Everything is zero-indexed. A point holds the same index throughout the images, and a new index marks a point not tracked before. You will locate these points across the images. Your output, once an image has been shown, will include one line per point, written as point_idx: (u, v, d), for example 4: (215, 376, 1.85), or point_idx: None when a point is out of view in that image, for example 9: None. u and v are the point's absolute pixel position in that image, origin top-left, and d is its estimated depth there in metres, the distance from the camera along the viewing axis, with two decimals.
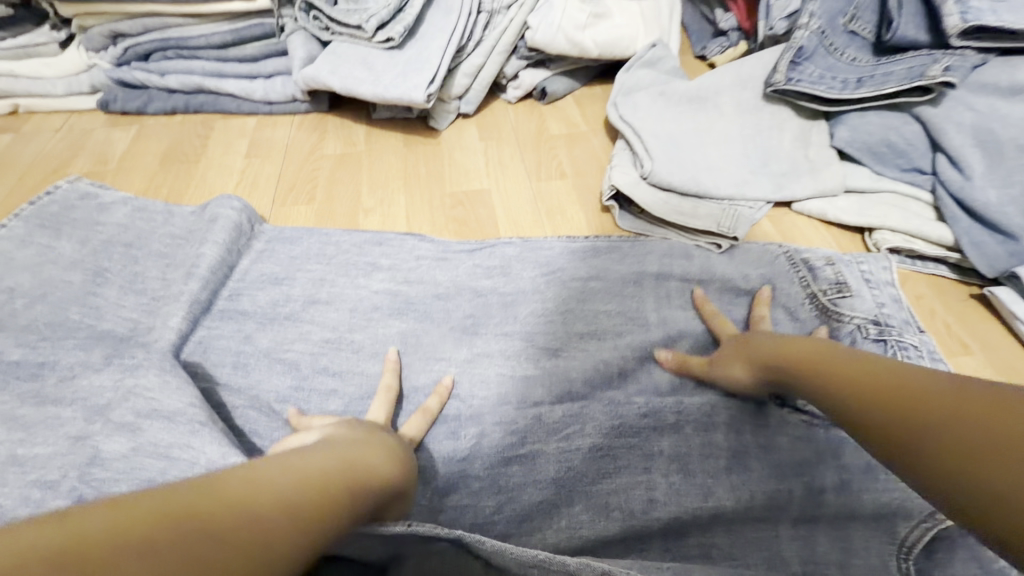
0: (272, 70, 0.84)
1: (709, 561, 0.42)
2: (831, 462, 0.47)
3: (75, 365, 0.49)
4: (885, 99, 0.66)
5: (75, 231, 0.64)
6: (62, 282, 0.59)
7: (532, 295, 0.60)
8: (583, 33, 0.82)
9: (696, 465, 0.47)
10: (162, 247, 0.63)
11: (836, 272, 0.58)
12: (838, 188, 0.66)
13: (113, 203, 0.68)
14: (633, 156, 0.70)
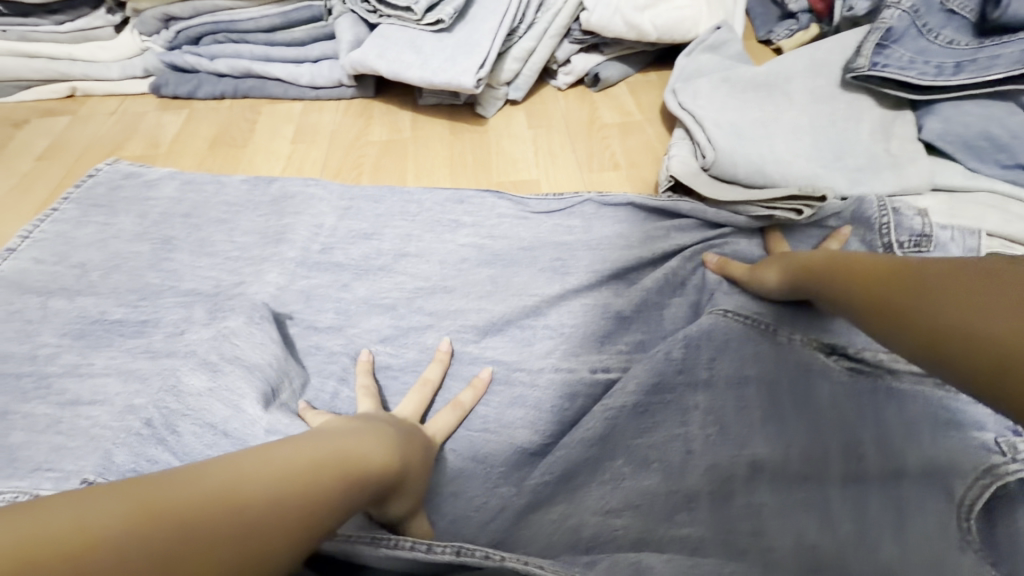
0: (318, 55, 0.83)
1: (757, 521, 0.40)
2: (873, 416, 0.43)
3: (180, 321, 0.54)
4: (988, 87, 0.59)
5: (131, 207, 0.67)
6: (131, 253, 0.62)
7: (585, 270, 0.57)
8: (642, 14, 0.77)
9: (732, 421, 0.44)
10: (217, 214, 0.66)
11: (924, 223, 0.55)
12: (925, 186, 0.59)
13: (159, 179, 0.70)
14: (695, 146, 0.64)
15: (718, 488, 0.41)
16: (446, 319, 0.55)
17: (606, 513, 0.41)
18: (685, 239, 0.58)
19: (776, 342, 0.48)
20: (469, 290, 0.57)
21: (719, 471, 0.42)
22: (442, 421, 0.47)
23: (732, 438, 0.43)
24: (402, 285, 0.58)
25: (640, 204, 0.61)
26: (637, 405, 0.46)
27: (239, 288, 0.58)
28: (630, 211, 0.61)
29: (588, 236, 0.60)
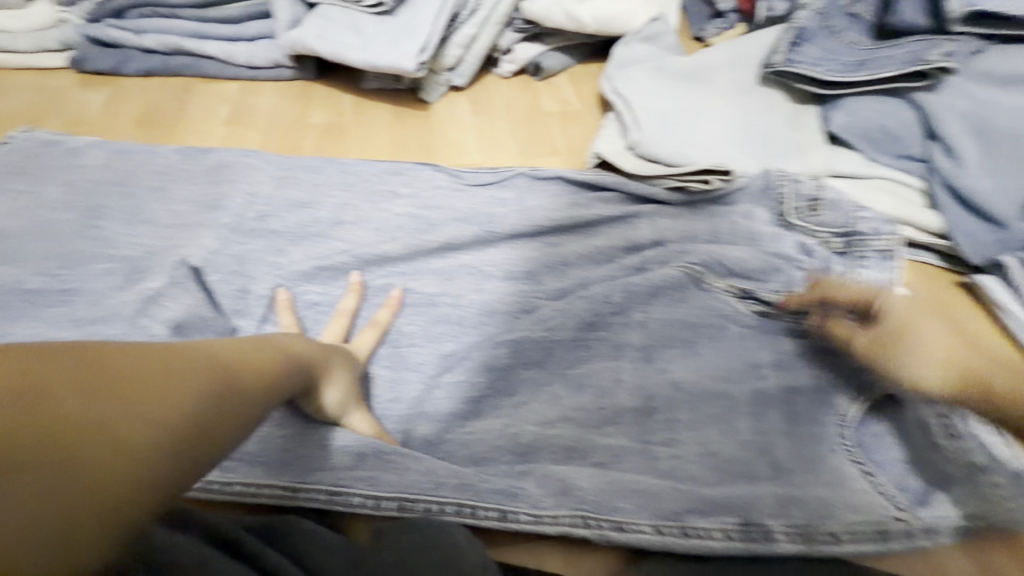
0: (256, 34, 0.80)
1: (674, 433, 0.47)
2: (768, 344, 0.52)
3: (103, 288, 0.55)
4: (881, 84, 0.65)
5: (52, 175, 0.64)
6: (55, 220, 0.60)
7: (520, 249, 0.60)
8: (581, 7, 0.80)
9: (658, 351, 0.53)
10: (153, 183, 0.64)
11: (817, 188, 0.61)
12: (824, 171, 0.66)
13: (85, 147, 0.67)
14: (621, 126, 0.71)
15: (645, 408, 0.49)
16: (375, 263, 0.59)
17: (545, 423, 0.48)
18: (616, 211, 0.62)
19: (698, 288, 0.57)
20: (400, 244, 0.59)
21: (644, 393, 0.50)
22: (366, 339, 0.53)
23: (657, 365, 0.52)
24: (344, 254, 0.59)
25: (568, 181, 0.65)
26: (575, 339, 0.53)
27: (172, 250, 0.58)
28: (563, 186, 0.65)
29: (525, 208, 0.63)
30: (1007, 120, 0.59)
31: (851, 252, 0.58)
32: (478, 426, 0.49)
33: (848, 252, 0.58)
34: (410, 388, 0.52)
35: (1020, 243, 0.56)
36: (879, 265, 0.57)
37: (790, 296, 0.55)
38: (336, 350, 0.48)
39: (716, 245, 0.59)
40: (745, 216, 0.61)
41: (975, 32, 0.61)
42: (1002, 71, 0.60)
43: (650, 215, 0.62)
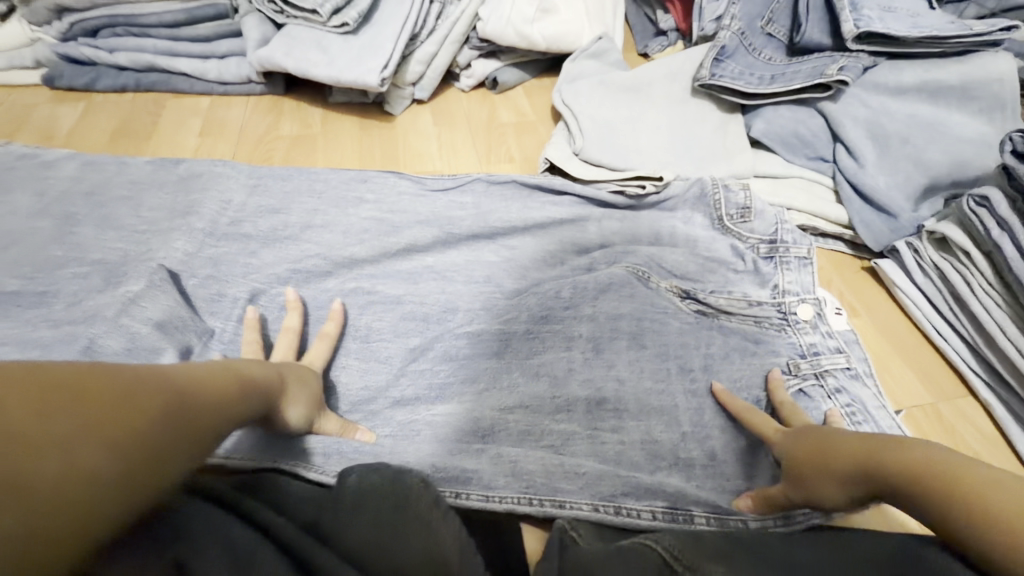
0: (226, 51, 0.85)
1: (620, 415, 0.53)
2: (699, 351, 0.57)
3: (79, 291, 0.58)
4: (793, 94, 0.74)
5: (28, 185, 0.67)
6: (29, 229, 0.63)
7: (481, 254, 0.65)
8: (531, 26, 0.87)
9: (606, 344, 0.57)
10: (122, 192, 0.68)
11: (746, 197, 0.66)
12: (749, 172, 0.74)
13: (58, 159, 0.70)
14: (569, 135, 0.78)
15: (594, 399, 0.53)
16: (345, 268, 0.63)
17: (502, 409, 0.53)
18: (563, 212, 0.68)
19: (648, 285, 0.61)
20: (366, 246, 0.64)
21: (593, 385, 0.54)
22: (319, 353, 0.54)
23: (604, 358, 0.56)
24: (316, 262, 0.63)
25: (522, 184, 0.71)
26: (528, 332, 0.58)
27: (147, 257, 0.61)
28: (518, 189, 0.71)
29: (481, 210, 0.68)
30: (895, 124, 0.69)
31: (776, 257, 0.63)
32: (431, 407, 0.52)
33: (773, 256, 0.63)
34: (377, 378, 0.56)
35: (909, 229, 0.65)
36: (802, 268, 0.62)
37: (725, 297, 0.61)
38: (287, 375, 0.46)
39: (659, 249, 0.64)
40: (684, 224, 0.67)
41: (867, 50, 0.71)
42: (893, 83, 0.70)
43: (599, 220, 0.68)
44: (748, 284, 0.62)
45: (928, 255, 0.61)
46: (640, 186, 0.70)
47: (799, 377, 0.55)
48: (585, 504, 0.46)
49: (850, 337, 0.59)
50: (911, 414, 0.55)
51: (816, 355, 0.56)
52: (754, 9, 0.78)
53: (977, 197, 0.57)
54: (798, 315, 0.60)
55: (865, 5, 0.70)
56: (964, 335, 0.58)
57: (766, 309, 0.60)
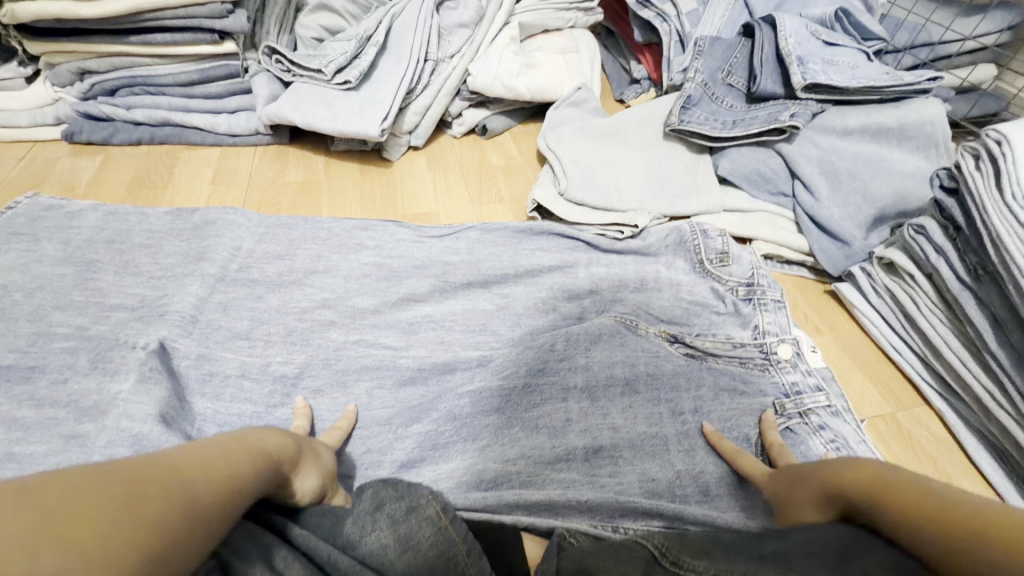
0: (236, 106, 0.92)
1: (616, 451, 0.56)
2: (690, 393, 0.60)
3: (63, 368, 0.57)
4: (753, 137, 0.82)
5: (53, 235, 0.72)
6: (55, 275, 0.67)
7: (478, 306, 0.68)
8: (516, 79, 0.95)
9: (601, 392, 0.60)
10: (142, 240, 0.73)
11: (723, 242, 0.74)
12: (718, 206, 0.82)
13: (82, 210, 0.76)
14: (553, 176, 0.85)
15: (591, 448, 0.55)
16: (349, 318, 0.66)
17: (505, 461, 0.54)
18: (551, 258, 0.74)
19: (638, 334, 0.65)
20: (370, 297, 0.68)
21: (590, 434, 0.57)
22: (333, 438, 0.54)
23: (600, 406, 0.59)
24: (319, 316, 0.66)
25: (513, 230, 0.77)
26: (526, 385, 0.60)
27: (160, 305, 0.64)
28: (509, 234, 0.77)
29: (475, 255, 0.74)
30: (844, 161, 0.77)
31: (754, 298, 0.69)
32: (441, 429, 0.57)
33: (751, 297, 0.69)
34: (379, 442, 0.57)
35: (861, 255, 0.73)
36: (776, 307, 0.68)
37: (710, 340, 0.65)
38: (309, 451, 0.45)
39: (644, 304, 0.68)
40: (669, 270, 0.73)
41: (814, 97, 0.80)
42: (838, 125, 0.79)
43: (587, 265, 0.73)
44: (731, 326, 0.67)
45: (879, 279, 0.68)
46: (618, 232, 0.78)
47: (786, 416, 0.58)
48: (584, 522, 0.50)
49: (825, 373, 0.63)
50: (872, 423, 0.61)
51: (797, 394, 0.60)
52: (714, 63, 0.88)
53: (915, 226, 0.64)
54: (779, 354, 0.64)
55: (810, 59, 0.80)
56: (915, 349, 0.65)
57: (749, 349, 0.64)
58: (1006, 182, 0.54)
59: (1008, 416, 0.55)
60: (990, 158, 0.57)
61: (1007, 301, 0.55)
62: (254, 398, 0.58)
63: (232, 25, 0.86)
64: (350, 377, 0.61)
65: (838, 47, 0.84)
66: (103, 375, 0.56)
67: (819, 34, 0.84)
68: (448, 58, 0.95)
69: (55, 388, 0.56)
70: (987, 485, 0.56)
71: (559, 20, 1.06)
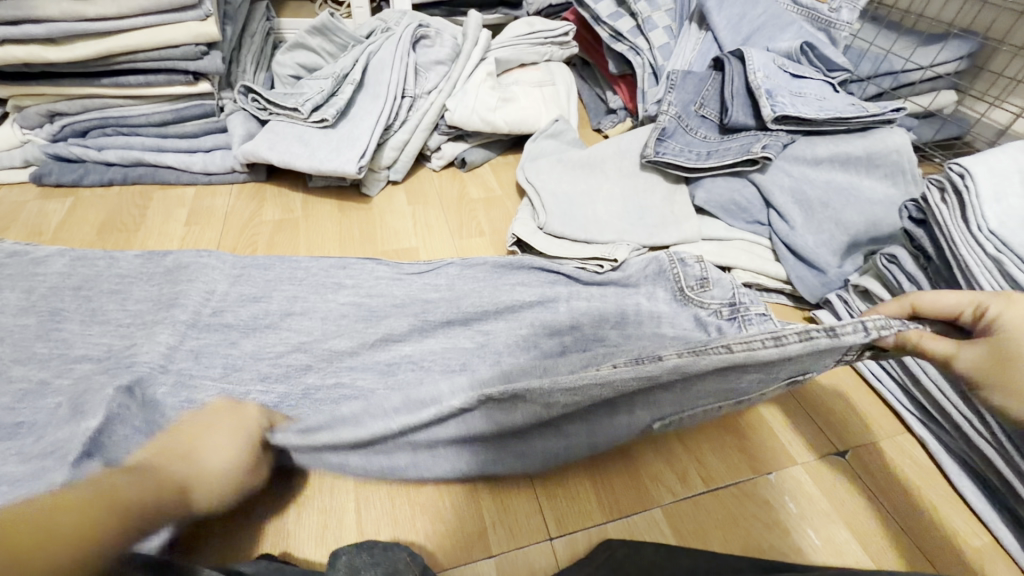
0: (211, 145, 0.91)
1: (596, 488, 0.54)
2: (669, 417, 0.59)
3: (24, 428, 0.55)
4: (728, 168, 0.83)
5: (18, 282, 0.70)
6: (16, 326, 0.65)
7: (457, 345, 0.67)
8: (494, 113, 0.96)
9: None
10: (110, 285, 0.71)
11: (702, 268, 0.73)
12: (696, 236, 0.83)
13: (49, 256, 0.74)
14: (533, 209, 0.85)
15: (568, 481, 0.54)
16: (326, 361, 0.64)
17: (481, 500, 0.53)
18: (531, 294, 0.73)
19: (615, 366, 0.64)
20: (348, 338, 0.67)
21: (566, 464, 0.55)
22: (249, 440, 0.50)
23: None
24: (295, 362, 0.64)
25: (494, 265, 0.77)
26: None
27: (129, 356, 0.62)
28: (489, 270, 0.77)
29: (456, 291, 0.74)
30: (816, 190, 0.79)
31: (738, 319, 0.68)
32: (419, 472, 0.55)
33: (735, 318, 0.68)
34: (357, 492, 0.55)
35: (837, 283, 0.74)
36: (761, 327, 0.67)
37: None
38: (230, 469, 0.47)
39: (624, 338, 0.68)
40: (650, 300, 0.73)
41: (785, 129, 0.82)
42: (808, 156, 0.81)
43: (567, 299, 0.73)
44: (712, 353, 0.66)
45: (857, 306, 0.69)
46: (598, 265, 0.78)
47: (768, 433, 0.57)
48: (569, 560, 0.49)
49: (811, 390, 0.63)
50: (858, 453, 0.59)
51: None
52: (686, 96, 0.90)
53: (887, 255, 0.65)
54: None
55: (778, 92, 0.82)
56: (896, 377, 0.65)
57: None
58: (970, 216, 0.55)
59: (988, 445, 0.54)
60: (954, 190, 0.58)
61: None
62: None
63: (206, 66, 0.86)
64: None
65: (804, 80, 0.87)
66: (62, 433, 0.54)
67: (786, 67, 0.87)
68: (425, 94, 0.95)
69: (11, 450, 0.53)
70: (971, 513, 0.55)
71: (535, 54, 1.08)
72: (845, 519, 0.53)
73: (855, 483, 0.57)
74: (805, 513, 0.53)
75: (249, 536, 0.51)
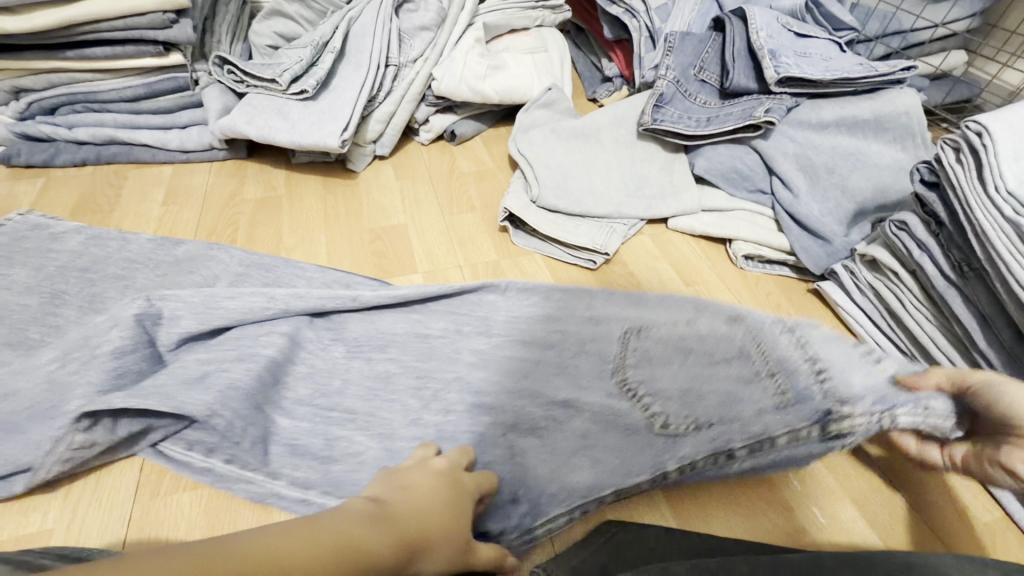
0: (187, 121, 0.87)
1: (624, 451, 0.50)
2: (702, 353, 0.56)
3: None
4: (729, 135, 0.79)
5: (28, 260, 0.67)
6: (17, 306, 0.62)
7: (448, 325, 0.62)
8: (483, 82, 0.91)
9: (572, 396, 0.55)
10: (117, 271, 0.67)
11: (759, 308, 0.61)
12: (696, 207, 0.79)
13: (66, 232, 0.72)
14: (525, 182, 0.81)
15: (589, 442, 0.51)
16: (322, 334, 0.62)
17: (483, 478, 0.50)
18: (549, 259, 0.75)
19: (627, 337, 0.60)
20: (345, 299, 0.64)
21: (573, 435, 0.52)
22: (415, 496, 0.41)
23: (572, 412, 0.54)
24: (273, 343, 0.56)
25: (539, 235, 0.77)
26: (503, 399, 0.55)
27: (92, 338, 0.54)
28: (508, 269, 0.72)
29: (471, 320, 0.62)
30: (821, 156, 0.75)
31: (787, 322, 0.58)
32: (406, 443, 0.52)
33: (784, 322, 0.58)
34: None
35: (843, 253, 0.71)
36: None
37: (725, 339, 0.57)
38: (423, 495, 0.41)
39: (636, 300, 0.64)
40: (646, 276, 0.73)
41: (789, 92, 0.78)
42: (814, 119, 0.77)
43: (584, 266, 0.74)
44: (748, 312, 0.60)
45: (863, 276, 0.66)
46: (589, 260, 0.74)
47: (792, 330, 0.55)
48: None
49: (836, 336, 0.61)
50: None
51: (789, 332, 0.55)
52: (685, 59, 0.85)
53: (896, 222, 0.62)
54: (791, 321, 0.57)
55: (782, 52, 0.78)
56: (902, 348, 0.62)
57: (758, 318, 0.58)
58: (988, 175, 0.52)
59: None
60: (971, 150, 0.55)
61: (995, 299, 0.53)
62: (219, 448, 0.50)
63: (177, 36, 0.81)
64: (326, 416, 0.54)
65: (810, 39, 0.82)
66: (35, 437, 0.49)
67: (791, 26, 0.82)
68: (411, 62, 0.90)
69: None
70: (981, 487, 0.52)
71: (527, 19, 1.02)
72: (850, 495, 0.51)
73: (859, 456, 0.55)
74: (810, 492, 0.52)
75: (98, 523, 0.47)
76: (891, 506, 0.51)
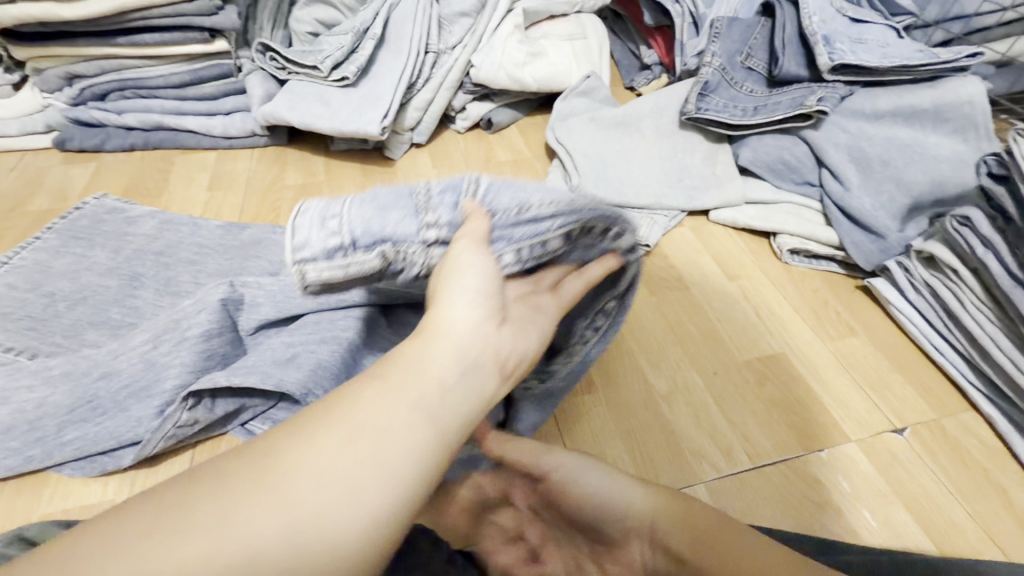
0: (231, 107, 0.89)
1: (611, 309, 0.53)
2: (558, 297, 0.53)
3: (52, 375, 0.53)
4: (776, 125, 0.77)
5: (108, 242, 0.70)
6: (99, 287, 0.64)
7: None
8: (522, 69, 0.90)
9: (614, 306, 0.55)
10: (189, 255, 0.68)
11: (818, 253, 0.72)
12: (739, 199, 0.77)
13: (141, 216, 0.74)
14: (565, 172, 0.81)
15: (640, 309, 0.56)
16: None
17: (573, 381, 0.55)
18: None
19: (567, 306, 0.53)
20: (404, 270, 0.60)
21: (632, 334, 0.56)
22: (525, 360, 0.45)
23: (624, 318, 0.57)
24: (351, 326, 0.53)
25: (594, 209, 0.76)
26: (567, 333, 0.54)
27: (181, 321, 0.54)
28: None
29: None
30: (875, 148, 0.72)
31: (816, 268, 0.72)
32: None
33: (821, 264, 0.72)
34: None
35: (897, 249, 0.68)
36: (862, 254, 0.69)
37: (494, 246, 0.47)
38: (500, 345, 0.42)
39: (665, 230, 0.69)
40: (688, 268, 0.72)
41: (842, 80, 0.75)
42: (868, 109, 0.74)
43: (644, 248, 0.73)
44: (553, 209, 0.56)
45: (919, 273, 0.63)
46: None
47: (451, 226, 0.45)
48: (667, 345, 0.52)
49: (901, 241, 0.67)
50: (916, 430, 0.55)
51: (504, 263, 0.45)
52: (732, 46, 0.83)
53: (959, 217, 0.60)
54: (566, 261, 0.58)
55: (836, 38, 0.75)
56: (961, 351, 0.59)
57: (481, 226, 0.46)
58: None
59: None
60: None
61: None
62: None
63: (222, 22, 0.83)
64: None
65: (865, 24, 0.79)
66: (136, 414, 0.51)
67: (845, 11, 0.79)
68: (450, 49, 0.90)
69: (44, 402, 0.52)
70: None
71: (566, 5, 1.00)
72: (903, 499, 0.50)
73: (913, 462, 0.52)
74: (859, 493, 0.50)
75: None
76: (948, 514, 0.49)
